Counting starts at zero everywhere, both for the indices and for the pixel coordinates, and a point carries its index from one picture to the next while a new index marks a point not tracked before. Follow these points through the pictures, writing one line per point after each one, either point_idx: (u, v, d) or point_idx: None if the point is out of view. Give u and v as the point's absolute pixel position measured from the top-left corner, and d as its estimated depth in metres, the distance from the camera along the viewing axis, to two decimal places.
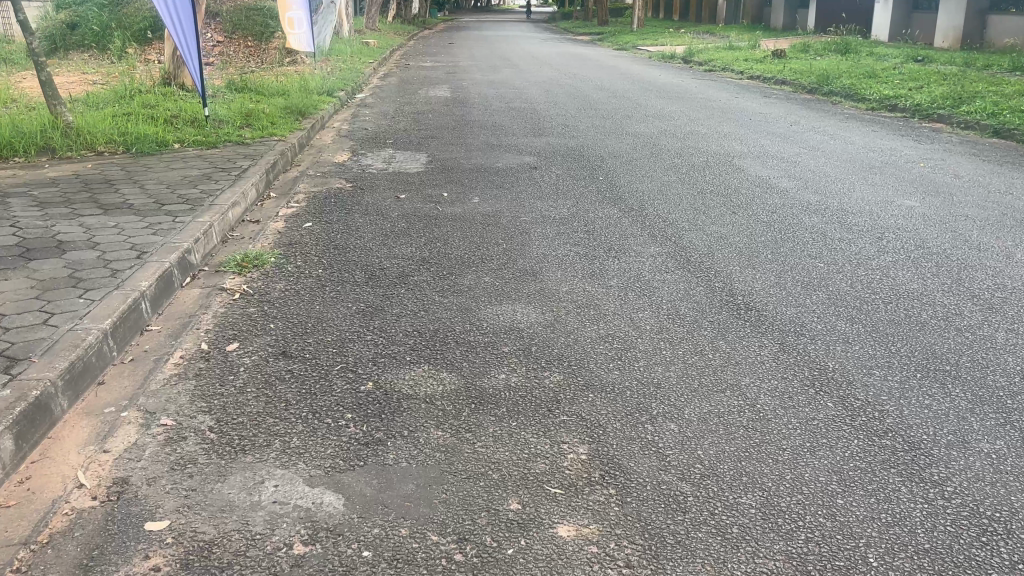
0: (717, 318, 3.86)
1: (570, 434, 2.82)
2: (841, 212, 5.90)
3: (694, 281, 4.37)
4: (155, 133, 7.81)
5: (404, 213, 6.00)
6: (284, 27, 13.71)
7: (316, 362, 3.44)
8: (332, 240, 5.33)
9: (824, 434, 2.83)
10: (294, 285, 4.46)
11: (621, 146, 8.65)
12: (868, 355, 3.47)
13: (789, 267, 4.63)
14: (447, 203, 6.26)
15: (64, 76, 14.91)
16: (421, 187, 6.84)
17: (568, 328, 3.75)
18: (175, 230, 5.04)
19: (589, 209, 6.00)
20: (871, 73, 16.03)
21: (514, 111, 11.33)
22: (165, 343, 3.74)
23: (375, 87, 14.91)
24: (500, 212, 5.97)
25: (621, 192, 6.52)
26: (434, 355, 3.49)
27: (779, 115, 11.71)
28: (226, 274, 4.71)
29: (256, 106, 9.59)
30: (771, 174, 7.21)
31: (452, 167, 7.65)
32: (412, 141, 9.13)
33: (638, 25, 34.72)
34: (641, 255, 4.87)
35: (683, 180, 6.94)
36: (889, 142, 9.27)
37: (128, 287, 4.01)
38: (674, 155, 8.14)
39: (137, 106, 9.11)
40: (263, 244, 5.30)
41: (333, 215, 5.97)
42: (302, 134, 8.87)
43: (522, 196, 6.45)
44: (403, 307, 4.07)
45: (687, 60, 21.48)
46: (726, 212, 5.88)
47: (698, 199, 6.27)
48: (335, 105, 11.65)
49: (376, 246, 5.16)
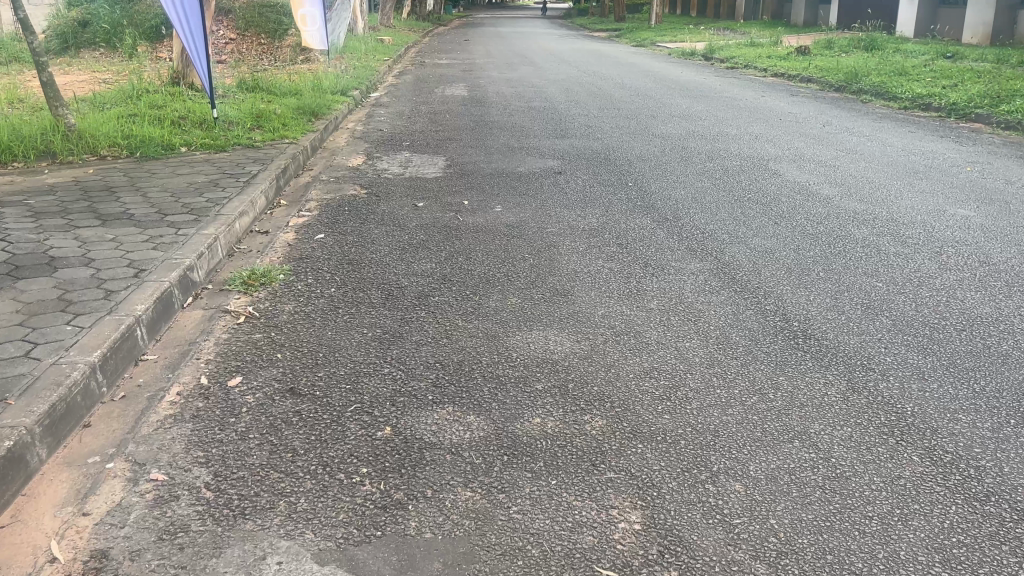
0: (773, 349, 3.47)
1: (619, 497, 2.43)
2: (892, 222, 5.48)
3: (742, 304, 3.99)
4: (160, 137, 7.46)
5: (423, 223, 5.62)
6: (296, 23, 13.40)
7: (327, 401, 3.06)
8: (345, 254, 4.96)
9: (916, 498, 2.43)
10: (304, 307, 4.10)
11: (649, 149, 8.25)
12: (952, 395, 3.05)
13: (845, 288, 4.22)
14: (467, 212, 5.88)
15: (74, 74, 14.66)
16: (439, 194, 6.46)
17: (608, 360, 3.36)
18: (177, 244, 4.69)
19: (620, 219, 5.61)
20: (901, 70, 15.51)
21: (534, 111, 10.94)
22: (160, 376, 3.38)
23: (390, 85, 14.55)
24: (524, 222, 5.58)
25: (653, 199, 6.13)
26: (460, 393, 3.11)
27: (810, 114, 11.27)
28: (231, 293, 4.36)
29: (267, 107, 9.24)
30: (810, 180, 6.80)
31: (471, 172, 7.27)
32: (429, 143, 8.76)
33: (657, 21, 34.23)
34: (680, 273, 4.48)
35: (717, 187, 6.54)
36: (929, 144, 8.82)
37: (121, 311, 3.66)
38: (705, 158, 7.75)
39: (144, 107, 8.77)
40: (271, 259, 4.94)
41: (347, 226, 5.61)
42: (315, 137, 8.53)
43: (548, 204, 6.07)
44: (424, 334, 3.69)
45: (708, 57, 21.01)
46: (767, 222, 5.48)
47: (736, 208, 5.87)
48: (349, 104, 11.28)
49: (393, 260, 4.78)
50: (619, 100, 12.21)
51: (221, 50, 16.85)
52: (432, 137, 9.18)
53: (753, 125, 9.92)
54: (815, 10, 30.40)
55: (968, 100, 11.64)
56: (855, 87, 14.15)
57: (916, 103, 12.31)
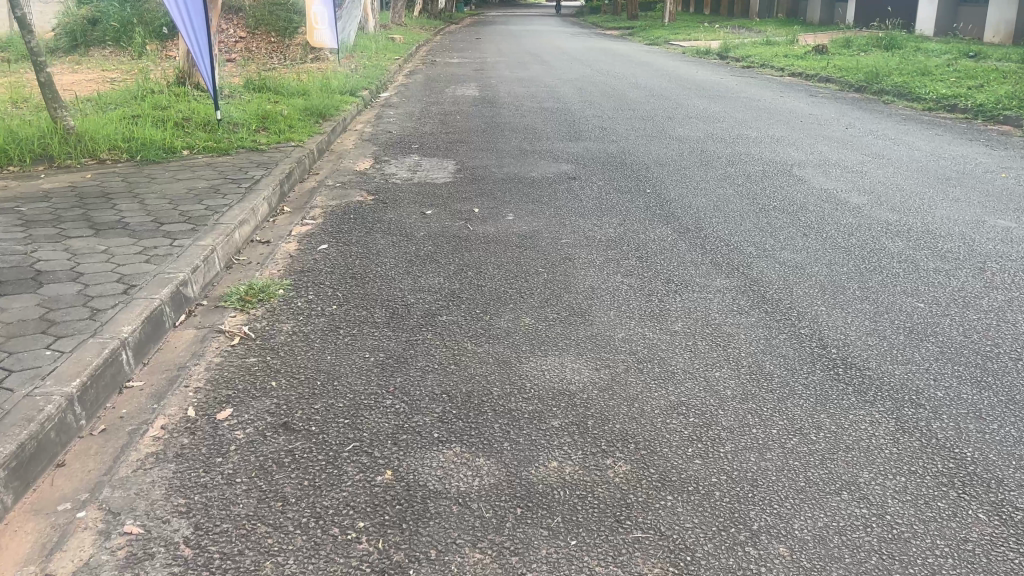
0: (811, 381, 3.19)
1: (650, 562, 2.17)
2: (928, 234, 5.17)
3: (775, 328, 3.70)
4: (162, 139, 7.22)
5: (432, 233, 5.35)
6: (307, 21, 13.16)
7: (324, 439, 2.79)
8: (349, 267, 4.69)
9: (987, 566, 2.15)
10: (303, 327, 3.84)
11: (667, 152, 7.95)
12: (1013, 438, 2.76)
13: (884, 309, 3.93)
14: (478, 221, 5.61)
15: (83, 73, 14.48)
16: (449, 201, 6.20)
17: (630, 392, 3.08)
18: (171, 256, 4.43)
19: (639, 229, 5.32)
20: (923, 70, 15.13)
21: (547, 111, 10.64)
22: (145, 406, 3.11)
23: (400, 85, 14.28)
24: (538, 232, 5.31)
25: (673, 207, 5.84)
26: (468, 430, 2.83)
27: (831, 116, 10.94)
28: (228, 310, 4.09)
29: (273, 108, 8.98)
30: (838, 187, 6.49)
31: (482, 177, 7.00)
32: (438, 146, 8.50)
33: (670, 19, 33.85)
34: (705, 290, 4.19)
35: (740, 193, 6.25)
36: (959, 148, 8.48)
37: (106, 333, 3.40)
38: (726, 163, 7.44)
39: (146, 108, 8.53)
40: (271, 272, 4.68)
41: (352, 236, 5.34)
42: (322, 139, 8.27)
43: (563, 212, 5.79)
44: (431, 359, 3.42)
45: (723, 55, 20.67)
46: (796, 234, 5.18)
47: (761, 217, 5.57)
48: (358, 105, 11.02)
49: (400, 275, 4.51)
50: (634, 100, 11.90)
51: (230, 49, 16.63)
52: (443, 139, 8.92)
53: (774, 128, 9.60)
54: (831, 9, 29.98)
55: (994, 102, 11.28)
56: (876, 87, 13.80)
57: (940, 104, 11.96)
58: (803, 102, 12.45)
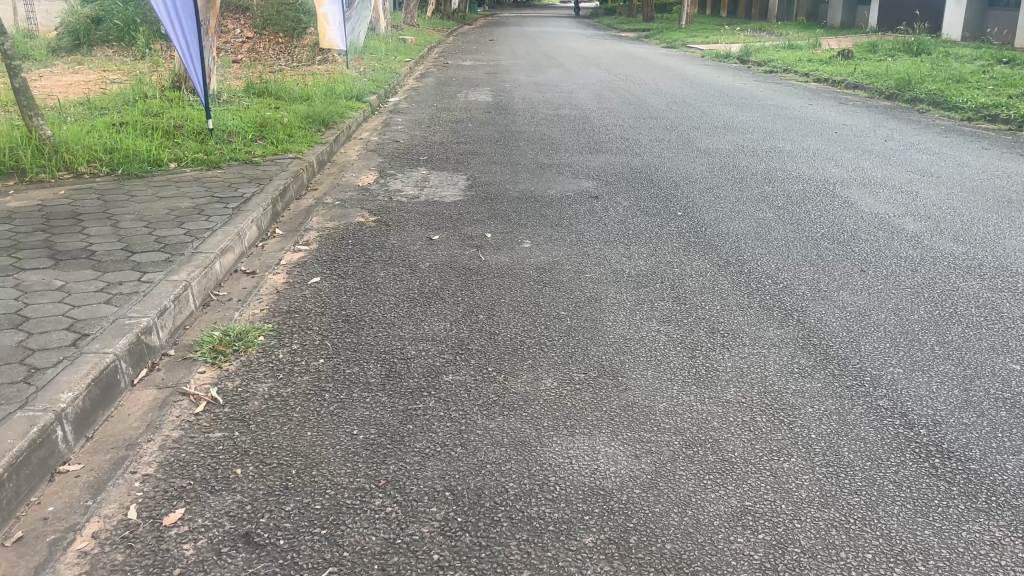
0: (906, 477, 2.57)
1: None
2: (1005, 271, 4.52)
3: (849, 398, 3.08)
4: (147, 150, 6.64)
5: (438, 264, 4.75)
6: (317, 21, 12.74)
7: (294, 563, 2.19)
8: (342, 307, 4.09)
9: None
10: (283, 389, 3.24)
11: (696, 168, 7.32)
12: None
13: (975, 372, 3.28)
14: (490, 250, 5.00)
15: (83, 73, 13.97)
16: (458, 224, 5.59)
17: (680, 496, 2.47)
18: (136, 296, 3.84)
19: (673, 261, 4.71)
20: (958, 76, 14.38)
21: (565, 120, 10.02)
22: (76, 503, 2.52)
23: (409, 89, 13.70)
24: (559, 264, 4.70)
25: (709, 234, 5.23)
26: (476, 550, 2.23)
27: (866, 127, 10.29)
28: (197, 364, 3.49)
29: (272, 115, 8.40)
30: (890, 211, 5.85)
31: (495, 195, 6.39)
32: (448, 158, 7.90)
33: (687, 21, 33.13)
34: (756, 344, 3.58)
35: (782, 218, 5.63)
36: (1013, 165, 7.81)
37: (39, 401, 2.80)
38: (761, 181, 6.80)
39: (135, 115, 7.97)
40: (252, 312, 4.08)
41: (348, 267, 4.74)
42: (322, 149, 7.69)
43: (586, 240, 5.18)
44: (432, 439, 2.81)
45: (744, 59, 20.01)
46: (851, 270, 4.55)
47: (810, 248, 4.94)
48: (364, 111, 10.42)
49: (400, 318, 3.91)
50: (656, 108, 11.27)
51: (236, 50, 16.09)
52: (453, 149, 8.33)
53: (808, 140, 8.96)
54: (854, 11, 29.17)
55: None
56: (909, 95, 13.10)
57: (980, 115, 11.27)
58: (834, 110, 11.80)
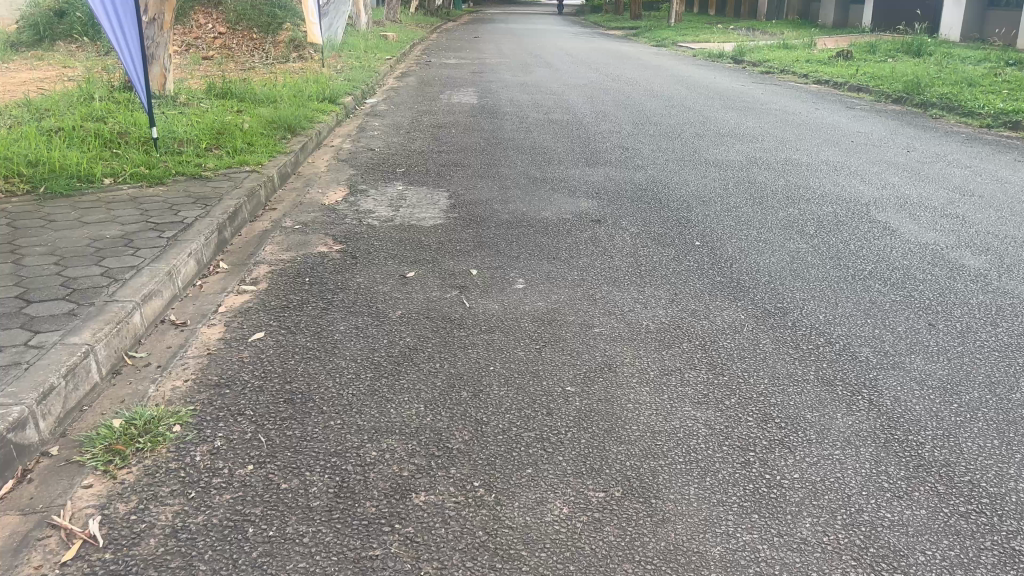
0: None
1: None
2: None
3: (972, 538, 2.25)
4: (78, 164, 5.73)
5: (413, 312, 3.88)
6: (304, 14, 11.72)
7: None
8: (288, 378, 3.21)
9: None
10: (189, 519, 2.36)
11: (709, 184, 6.49)
12: None
13: None
14: (475, 293, 4.14)
15: (40, 69, 12.97)
16: (438, 257, 4.72)
17: None
18: (14, 370, 2.94)
19: (699, 310, 3.87)
20: (969, 80, 13.64)
21: (556, 125, 9.17)
22: None
23: (389, 89, 12.82)
24: (560, 313, 3.85)
25: (736, 272, 4.40)
26: None
27: (882, 134, 9.51)
28: (83, 472, 2.60)
29: (231, 121, 7.50)
30: (940, 240, 5.04)
31: (482, 217, 5.52)
32: (428, 170, 7.02)
33: (676, 20, 32.42)
34: (825, 441, 2.74)
35: (817, 249, 4.82)
36: None
37: None
38: (784, 201, 5.98)
39: (73, 120, 7.03)
40: (173, 385, 3.20)
41: (301, 317, 3.86)
42: (285, 161, 6.79)
43: (591, 279, 4.33)
44: None
45: (737, 59, 19.27)
46: (916, 323, 3.72)
47: (859, 291, 4.13)
48: (338, 114, 9.53)
49: (360, 397, 3.03)
50: (655, 113, 10.43)
51: (207, 46, 15.14)
52: (434, 159, 7.46)
53: (825, 151, 8.14)
54: (846, 10, 28.51)
55: None
56: (918, 100, 12.34)
57: (1000, 123, 10.51)
58: (845, 116, 11.01)
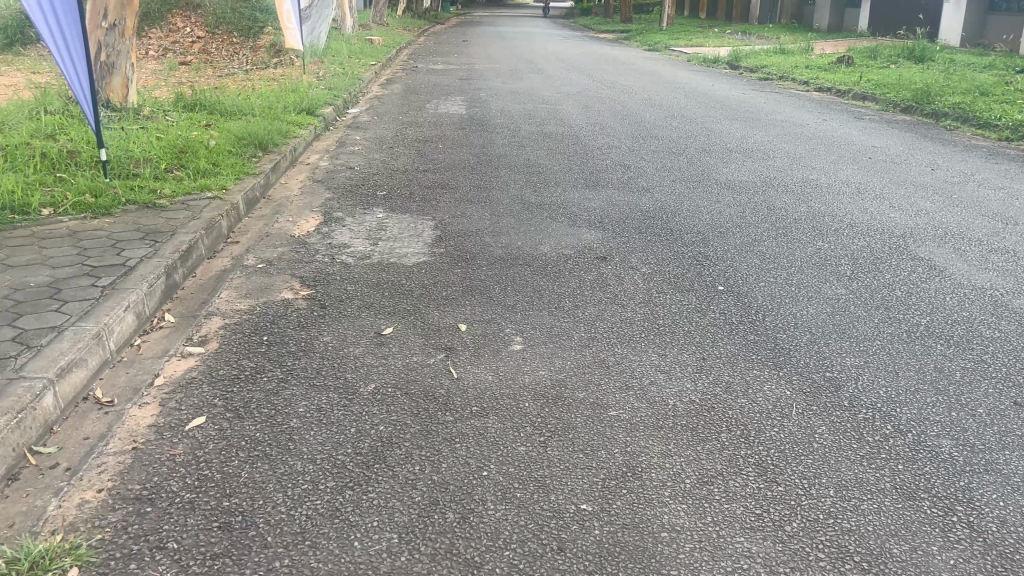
0: None
1: None
2: None
3: None
4: (11, 193, 5.03)
5: (389, 388, 3.19)
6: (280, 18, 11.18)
7: None
8: (228, 491, 2.53)
9: None
10: None
11: (724, 211, 5.85)
12: None
13: None
14: (465, 358, 3.47)
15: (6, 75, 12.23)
16: (421, 307, 4.04)
17: None
18: None
19: (733, 382, 3.22)
20: (980, 88, 13.08)
21: (551, 140, 8.53)
22: None
23: (374, 97, 12.16)
24: (565, 388, 3.18)
25: (771, 328, 3.75)
26: None
27: (899, 149, 8.90)
28: None
29: (196, 137, 6.80)
30: (997, 283, 4.41)
31: (472, 254, 4.84)
32: (413, 193, 6.34)
33: (669, 23, 31.85)
34: None
35: (860, 296, 4.18)
36: None
37: None
38: (811, 232, 5.34)
39: (19, 136, 6.32)
40: (82, 499, 2.52)
41: (253, 393, 3.17)
42: (254, 183, 6.10)
43: (599, 336, 3.67)
44: None
45: (733, 65, 18.69)
46: (1002, 403, 3.07)
47: (922, 355, 3.49)
48: (316, 127, 8.84)
49: (316, 524, 2.35)
50: (656, 125, 9.80)
51: (185, 51, 14.44)
52: (419, 180, 6.79)
53: (843, 169, 7.52)
54: (842, 14, 28.01)
55: None
56: (929, 109, 11.76)
57: (1020, 136, 9.93)
58: (855, 127, 10.42)
